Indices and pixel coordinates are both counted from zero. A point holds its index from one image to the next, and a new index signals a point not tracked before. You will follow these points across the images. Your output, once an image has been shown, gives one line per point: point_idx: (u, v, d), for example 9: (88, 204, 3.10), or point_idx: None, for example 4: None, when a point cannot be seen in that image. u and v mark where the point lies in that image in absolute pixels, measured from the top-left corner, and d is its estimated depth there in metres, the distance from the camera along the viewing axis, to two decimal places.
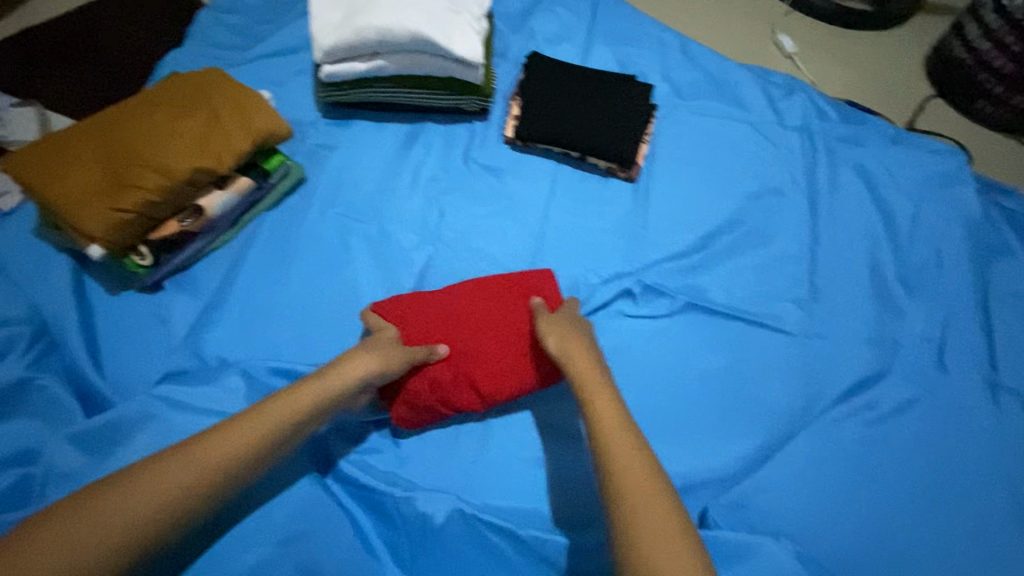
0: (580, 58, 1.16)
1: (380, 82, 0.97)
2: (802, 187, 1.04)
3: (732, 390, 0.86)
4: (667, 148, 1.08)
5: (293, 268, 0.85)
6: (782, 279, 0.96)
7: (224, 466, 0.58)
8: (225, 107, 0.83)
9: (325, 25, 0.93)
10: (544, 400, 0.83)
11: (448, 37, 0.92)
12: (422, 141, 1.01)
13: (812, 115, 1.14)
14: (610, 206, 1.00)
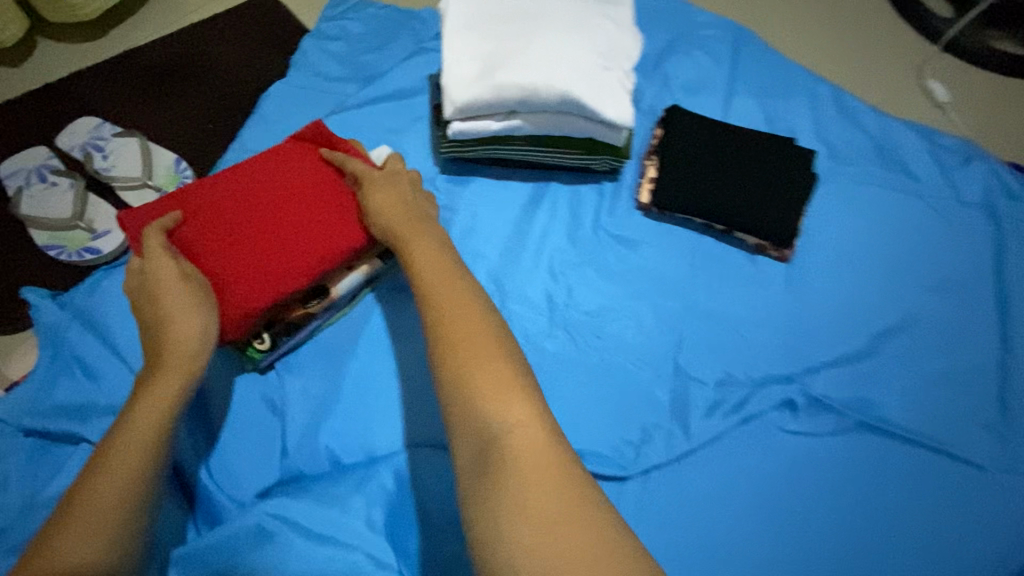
0: (724, 106, 0.98)
1: (510, 141, 0.85)
2: (990, 282, 0.87)
3: (907, 529, 0.73)
4: (834, 224, 0.90)
5: (413, 357, 0.75)
6: (975, 401, 0.81)
7: (146, 447, 0.54)
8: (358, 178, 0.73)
9: (456, 74, 0.80)
10: (690, 532, 0.72)
11: (599, 100, 0.80)
12: (547, 204, 0.89)
13: (997, 188, 0.93)
14: (760, 290, 0.87)
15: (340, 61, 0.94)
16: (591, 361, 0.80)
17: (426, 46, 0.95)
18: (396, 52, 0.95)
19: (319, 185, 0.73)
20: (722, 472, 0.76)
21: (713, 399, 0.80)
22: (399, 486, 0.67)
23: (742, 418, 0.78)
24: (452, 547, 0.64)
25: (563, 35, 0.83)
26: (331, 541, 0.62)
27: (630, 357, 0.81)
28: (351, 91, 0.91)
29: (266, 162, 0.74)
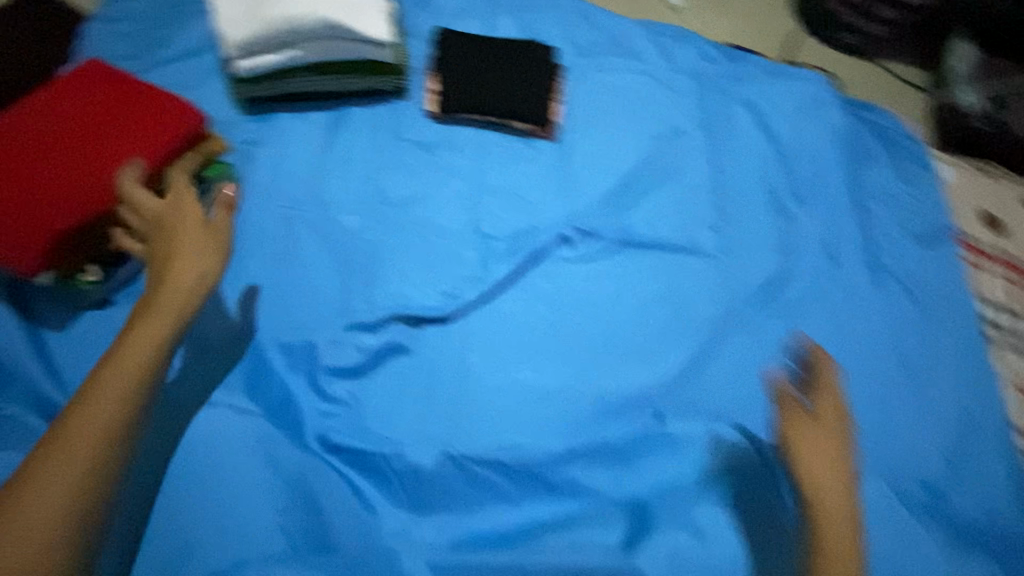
0: (486, 27, 1.14)
1: (297, 74, 0.95)
2: (699, 125, 1.12)
3: (668, 316, 0.91)
4: (580, 104, 1.11)
5: (248, 263, 0.85)
6: (700, 208, 1.04)
7: (125, 393, 0.50)
8: (151, 111, 0.80)
9: (230, 19, 0.90)
10: (511, 357, 0.84)
11: (357, 21, 0.92)
12: (348, 126, 0.99)
13: (700, 61, 1.20)
14: (535, 159, 1.03)
15: (130, 41, 1.04)
16: (406, 240, 0.90)
17: (205, 15, 1.07)
18: (181, 25, 1.06)
19: (119, 114, 0.80)
20: (528, 304, 0.89)
21: (508, 246, 0.94)
22: (254, 362, 0.78)
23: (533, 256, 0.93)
24: (308, 398, 0.76)
25: None
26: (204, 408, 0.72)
27: (440, 233, 0.93)
28: (147, 57, 1.02)
29: (70, 99, 0.80)
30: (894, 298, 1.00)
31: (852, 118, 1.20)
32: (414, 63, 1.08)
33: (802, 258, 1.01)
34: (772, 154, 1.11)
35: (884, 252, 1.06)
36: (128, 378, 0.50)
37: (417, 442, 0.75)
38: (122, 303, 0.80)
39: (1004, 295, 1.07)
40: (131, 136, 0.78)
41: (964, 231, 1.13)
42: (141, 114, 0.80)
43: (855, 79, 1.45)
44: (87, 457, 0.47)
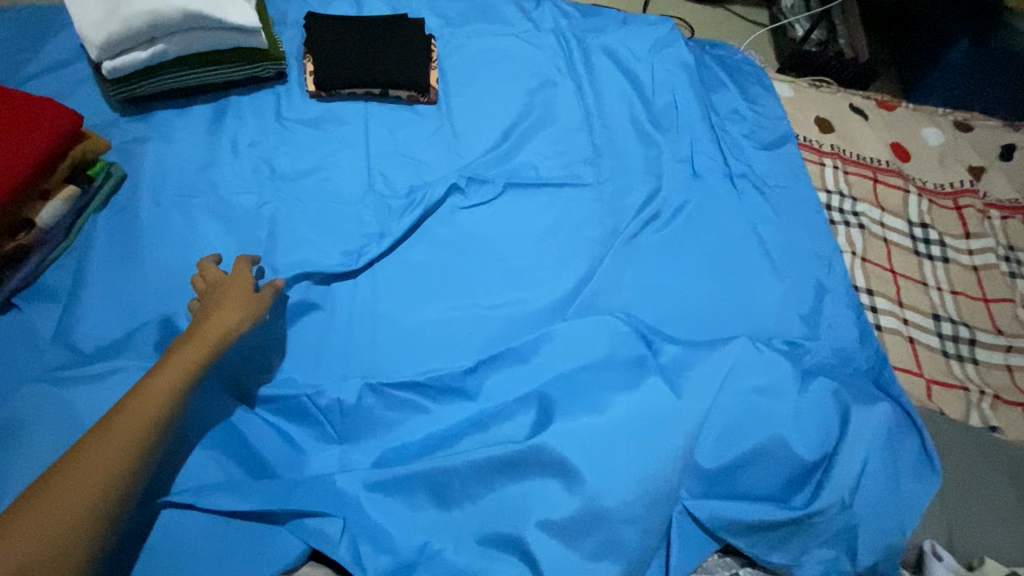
0: (355, 9, 1.20)
1: (169, 68, 0.98)
2: (566, 73, 1.22)
3: (558, 241, 1.01)
4: (456, 70, 1.19)
5: (146, 247, 0.86)
6: (578, 144, 1.13)
7: (162, 403, 0.61)
8: (17, 113, 0.82)
9: (88, 19, 0.91)
10: (418, 297, 0.91)
11: (220, 9, 0.95)
12: (232, 114, 1.03)
13: (560, 18, 1.31)
14: (419, 122, 1.10)
15: None
16: (304, 211, 0.96)
17: (65, 28, 1.08)
18: (43, 40, 1.06)
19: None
20: (428, 250, 0.97)
21: (405, 202, 1.00)
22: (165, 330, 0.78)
23: (428, 203, 0.99)
24: None
25: None
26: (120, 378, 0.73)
27: (336, 199, 0.99)
28: (16, 73, 1.03)
29: None
30: (747, 196, 1.13)
31: (699, 54, 1.35)
32: (288, 49, 1.13)
33: (668, 172, 1.13)
34: (633, 90, 1.23)
35: (742, 159, 1.19)
36: (170, 390, 0.63)
37: (339, 381, 0.80)
38: (25, 304, 0.81)
39: (841, 184, 1.23)
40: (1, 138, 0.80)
41: (804, 137, 1.29)
42: (13, 116, 0.81)
43: (707, 25, 1.61)
44: (133, 445, 0.57)
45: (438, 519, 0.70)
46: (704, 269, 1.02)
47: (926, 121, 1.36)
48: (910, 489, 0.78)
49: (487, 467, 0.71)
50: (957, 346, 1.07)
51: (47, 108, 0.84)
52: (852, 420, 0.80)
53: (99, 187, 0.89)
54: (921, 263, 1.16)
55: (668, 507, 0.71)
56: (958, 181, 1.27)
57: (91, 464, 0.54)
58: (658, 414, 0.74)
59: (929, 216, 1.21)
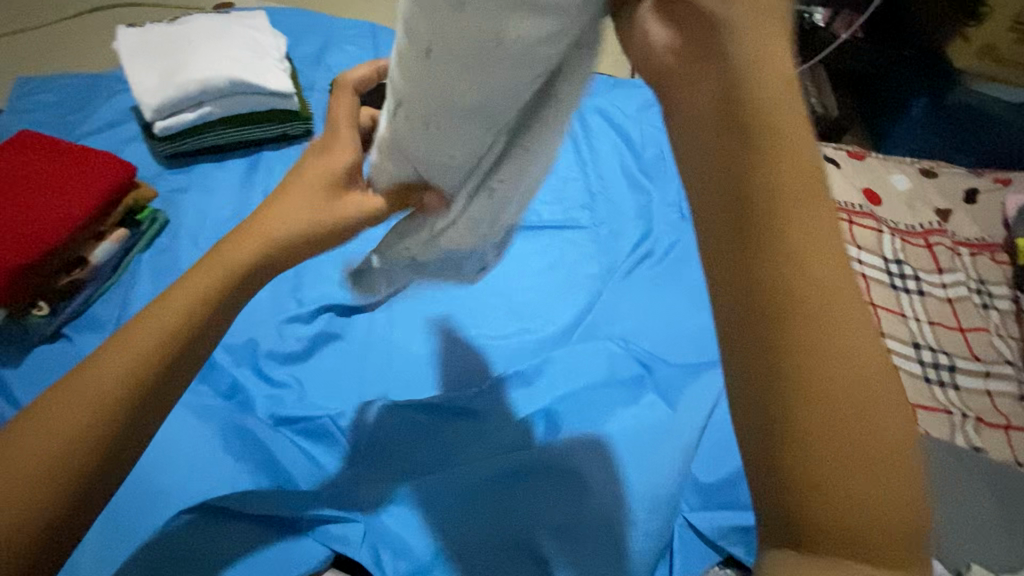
0: None
1: (211, 127, 1.10)
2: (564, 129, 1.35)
3: (559, 277, 1.10)
4: None
5: None
6: (575, 193, 1.24)
7: (174, 332, 0.50)
8: (83, 166, 0.93)
9: (145, 88, 1.05)
10: (432, 326, 0.98)
11: (260, 77, 1.09)
12: (264, 166, 1.14)
13: None
14: None
15: (50, 122, 1.17)
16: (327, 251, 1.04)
17: (118, 92, 1.21)
18: (99, 104, 1.20)
19: (54, 170, 0.91)
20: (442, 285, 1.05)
21: None
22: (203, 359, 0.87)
23: None
24: (258, 385, 0.87)
25: (218, 43, 1.11)
26: None
27: (357, 240, 1.08)
28: (71, 133, 1.15)
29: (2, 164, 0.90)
30: None
31: None
32: (316, 112, 1.26)
33: (659, 215, 1.22)
34: (624, 144, 1.36)
35: None
36: (131, 364, 0.49)
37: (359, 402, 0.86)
38: (73, 333, 0.89)
39: None
40: (66, 186, 0.90)
41: None
42: (76, 169, 0.92)
43: None
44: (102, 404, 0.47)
45: (454, 527, 0.75)
46: (696, 300, 1.10)
47: (893, 169, 1.48)
48: None
49: (502, 475, 0.77)
50: (938, 372, 1.14)
51: (108, 161, 0.94)
52: None
53: (146, 229, 0.99)
54: (898, 295, 1.25)
55: (671, 514, 0.76)
56: (927, 222, 1.38)
57: (78, 397, 0.47)
58: (655, 425, 0.82)
59: (902, 253, 1.31)
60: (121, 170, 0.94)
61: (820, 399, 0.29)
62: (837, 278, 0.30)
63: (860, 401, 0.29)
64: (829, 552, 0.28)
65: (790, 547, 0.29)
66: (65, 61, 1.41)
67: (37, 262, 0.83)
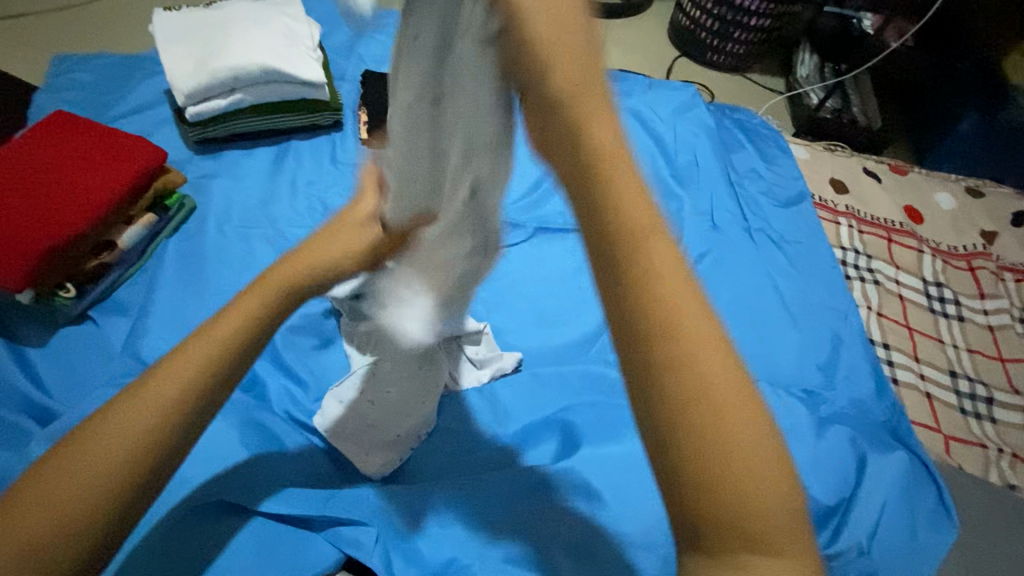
0: None
1: (241, 114, 1.09)
2: None
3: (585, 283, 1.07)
4: None
5: (209, 272, 0.94)
6: None
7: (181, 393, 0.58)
8: (116, 150, 0.93)
9: (179, 72, 1.03)
10: None
11: (293, 66, 1.07)
12: (291, 156, 1.13)
13: None
14: None
15: (85, 102, 1.18)
16: None
17: (152, 74, 1.22)
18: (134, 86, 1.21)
19: (86, 153, 0.91)
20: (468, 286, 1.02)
21: None
22: None
23: None
24: (276, 377, 0.85)
25: (249, 28, 1.08)
26: None
27: None
28: (104, 114, 1.16)
29: (37, 142, 0.90)
30: (765, 250, 1.20)
31: (719, 117, 1.44)
32: (345, 102, 1.25)
33: (691, 224, 1.20)
34: (657, 147, 1.33)
35: (753, 214, 1.26)
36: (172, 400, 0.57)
37: None
38: (98, 316, 0.89)
39: (857, 243, 1.28)
40: (99, 169, 0.90)
41: (820, 197, 1.36)
42: (107, 153, 0.92)
43: (730, 92, 1.72)
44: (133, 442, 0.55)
45: (465, 537, 0.74)
46: (721, 317, 1.07)
47: (937, 186, 1.42)
48: (924, 538, 0.80)
49: (520, 491, 0.76)
50: (975, 404, 1.10)
51: (141, 145, 0.94)
52: (867, 466, 0.83)
53: (173, 215, 0.99)
54: (936, 319, 1.20)
55: None
56: (971, 245, 1.32)
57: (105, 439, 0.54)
58: None
59: (942, 276, 1.26)
60: (153, 155, 0.94)
61: (679, 466, 0.36)
62: (728, 397, 0.36)
63: (748, 484, 0.35)
64: (731, 551, 0.36)
65: (695, 562, 0.37)
66: (99, 40, 1.41)
67: (65, 244, 0.83)
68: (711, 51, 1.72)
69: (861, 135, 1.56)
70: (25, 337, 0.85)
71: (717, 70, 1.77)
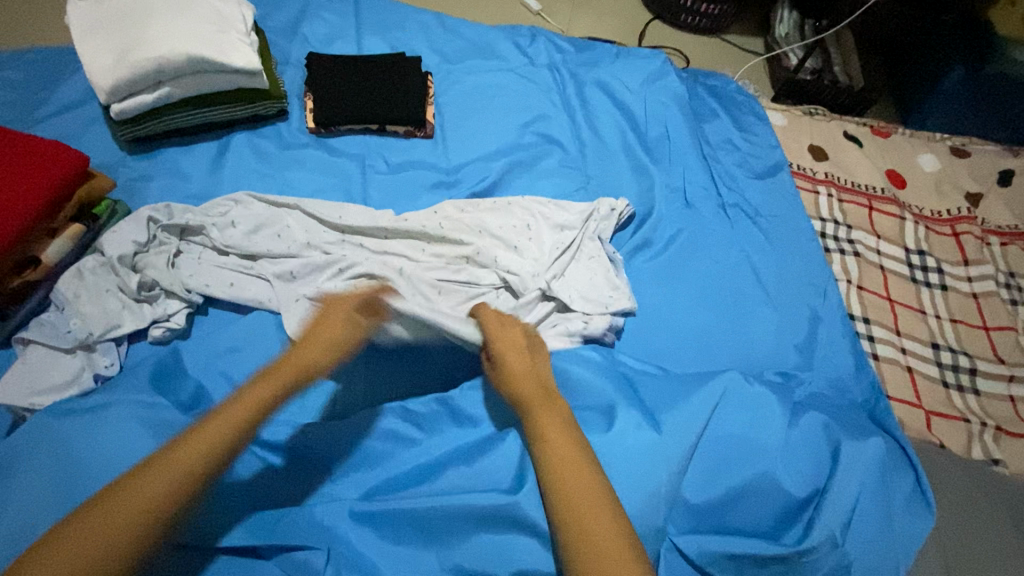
0: (356, 50, 1.26)
1: (173, 109, 1.01)
2: (559, 106, 1.27)
3: None
4: (451, 105, 1.24)
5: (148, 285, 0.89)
6: (567, 177, 1.17)
7: (198, 466, 0.58)
8: (29, 156, 0.85)
9: (98, 67, 0.95)
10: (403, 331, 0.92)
11: (224, 54, 0.99)
12: (234, 151, 1.08)
13: (555, 52, 1.38)
14: (414, 152, 1.16)
15: (11, 105, 1.11)
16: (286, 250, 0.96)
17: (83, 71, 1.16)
18: (64, 84, 1.14)
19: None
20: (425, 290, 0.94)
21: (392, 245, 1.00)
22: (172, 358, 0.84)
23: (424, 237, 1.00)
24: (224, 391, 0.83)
25: (175, 14, 1.00)
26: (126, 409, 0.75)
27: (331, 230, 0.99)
28: (31, 115, 1.10)
29: None
30: (740, 226, 1.15)
31: (692, 84, 1.39)
32: (291, 88, 1.19)
33: (662, 202, 1.16)
34: (626, 120, 1.28)
35: (725, 188, 1.21)
36: (142, 511, 0.54)
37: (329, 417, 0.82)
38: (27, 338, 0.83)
39: (837, 212, 1.23)
40: (12, 179, 0.83)
41: (798, 165, 1.30)
42: (23, 158, 0.85)
43: (700, 54, 1.72)
44: (163, 492, 0.56)
45: (422, 556, 0.70)
46: (693, 300, 1.04)
47: (920, 147, 1.38)
48: (903, 526, 0.77)
49: (475, 508, 0.72)
50: (958, 376, 1.06)
51: (54, 150, 0.87)
52: (842, 454, 0.80)
53: (105, 224, 0.93)
54: (919, 290, 1.16)
55: (654, 544, 0.71)
56: (955, 209, 1.28)
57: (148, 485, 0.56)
58: (637, 446, 0.75)
59: (926, 242, 1.21)
60: (72, 160, 0.87)
61: (559, 457, 0.65)
62: (592, 506, 0.60)
63: (584, 500, 0.60)
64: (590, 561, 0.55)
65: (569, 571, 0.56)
66: (29, 31, 1.34)
67: None
68: (682, 12, 1.71)
69: (841, 97, 1.53)
70: None
71: (691, 31, 1.76)
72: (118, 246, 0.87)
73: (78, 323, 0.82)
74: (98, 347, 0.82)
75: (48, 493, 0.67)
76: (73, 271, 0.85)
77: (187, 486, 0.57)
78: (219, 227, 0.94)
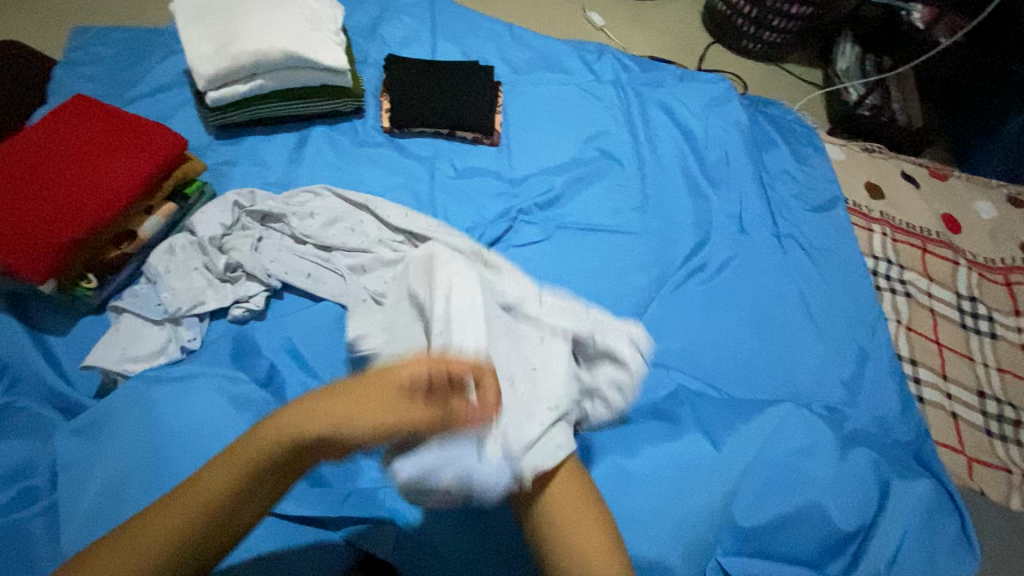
0: (430, 54, 1.31)
1: (261, 100, 1.06)
2: (622, 124, 1.30)
3: (605, 283, 1.07)
4: (518, 115, 1.27)
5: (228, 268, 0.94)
6: (625, 195, 1.20)
7: (226, 491, 0.53)
8: (136, 135, 0.91)
9: (200, 55, 1.00)
10: None
11: (316, 52, 1.04)
12: (313, 144, 1.12)
13: (620, 70, 1.41)
14: (480, 159, 1.19)
15: (108, 82, 1.18)
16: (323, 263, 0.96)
17: (175, 55, 1.22)
18: (156, 66, 1.20)
19: (108, 138, 0.89)
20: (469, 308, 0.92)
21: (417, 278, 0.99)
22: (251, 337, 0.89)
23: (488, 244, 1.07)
24: (294, 373, 0.87)
25: (273, 11, 1.05)
26: (213, 379, 0.79)
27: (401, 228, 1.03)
28: (126, 93, 1.16)
29: (59, 127, 0.89)
30: (793, 256, 1.17)
31: (753, 112, 1.40)
32: (368, 87, 1.23)
33: (717, 227, 1.18)
34: (687, 143, 1.30)
35: (781, 218, 1.22)
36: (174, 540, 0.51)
37: None
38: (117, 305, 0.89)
39: (890, 251, 1.24)
40: (120, 157, 0.88)
41: (854, 201, 1.31)
42: (131, 138, 0.90)
43: (758, 81, 1.73)
44: (242, 477, 0.53)
45: (479, 549, 0.74)
46: (745, 326, 1.06)
47: (978, 193, 1.38)
48: (945, 568, 0.78)
49: None
50: (1001, 426, 1.07)
51: (159, 131, 0.93)
52: (890, 492, 0.81)
53: (195, 204, 0.98)
54: (968, 337, 1.16)
55: (702, 560, 0.73)
56: (1009, 258, 1.28)
57: (175, 511, 0.52)
58: (693, 465, 0.77)
59: (978, 290, 1.22)
60: (172, 141, 0.92)
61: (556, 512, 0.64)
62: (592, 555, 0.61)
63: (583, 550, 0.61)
64: None
65: None
66: (123, 11, 1.41)
67: (89, 236, 0.82)
68: (744, 38, 1.73)
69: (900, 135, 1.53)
70: (47, 327, 0.86)
71: (750, 58, 1.77)
72: (207, 227, 0.92)
73: (167, 296, 0.86)
74: (183, 321, 0.87)
75: (140, 452, 0.71)
76: (165, 247, 0.91)
77: (223, 506, 0.52)
78: (298, 217, 0.98)
